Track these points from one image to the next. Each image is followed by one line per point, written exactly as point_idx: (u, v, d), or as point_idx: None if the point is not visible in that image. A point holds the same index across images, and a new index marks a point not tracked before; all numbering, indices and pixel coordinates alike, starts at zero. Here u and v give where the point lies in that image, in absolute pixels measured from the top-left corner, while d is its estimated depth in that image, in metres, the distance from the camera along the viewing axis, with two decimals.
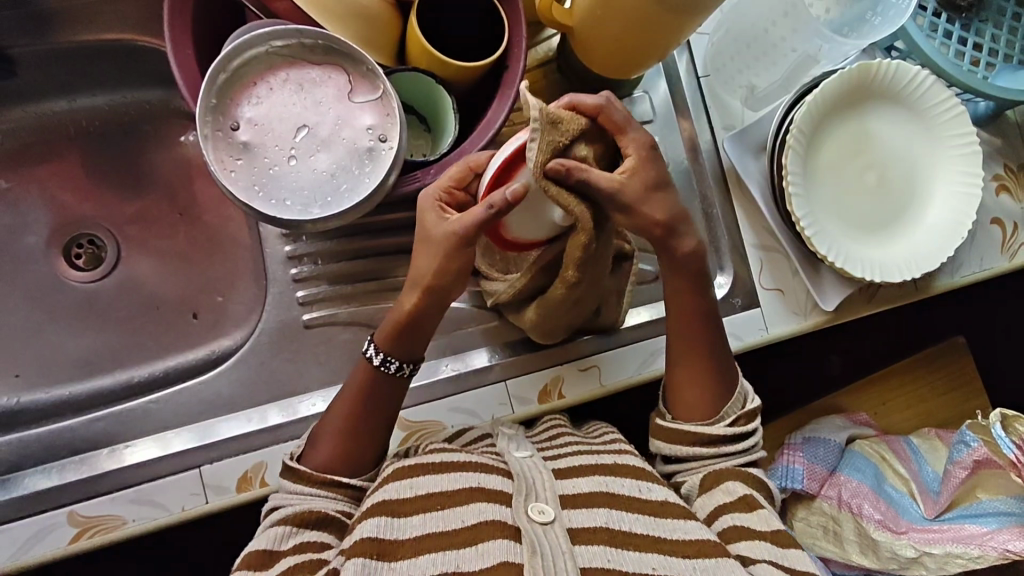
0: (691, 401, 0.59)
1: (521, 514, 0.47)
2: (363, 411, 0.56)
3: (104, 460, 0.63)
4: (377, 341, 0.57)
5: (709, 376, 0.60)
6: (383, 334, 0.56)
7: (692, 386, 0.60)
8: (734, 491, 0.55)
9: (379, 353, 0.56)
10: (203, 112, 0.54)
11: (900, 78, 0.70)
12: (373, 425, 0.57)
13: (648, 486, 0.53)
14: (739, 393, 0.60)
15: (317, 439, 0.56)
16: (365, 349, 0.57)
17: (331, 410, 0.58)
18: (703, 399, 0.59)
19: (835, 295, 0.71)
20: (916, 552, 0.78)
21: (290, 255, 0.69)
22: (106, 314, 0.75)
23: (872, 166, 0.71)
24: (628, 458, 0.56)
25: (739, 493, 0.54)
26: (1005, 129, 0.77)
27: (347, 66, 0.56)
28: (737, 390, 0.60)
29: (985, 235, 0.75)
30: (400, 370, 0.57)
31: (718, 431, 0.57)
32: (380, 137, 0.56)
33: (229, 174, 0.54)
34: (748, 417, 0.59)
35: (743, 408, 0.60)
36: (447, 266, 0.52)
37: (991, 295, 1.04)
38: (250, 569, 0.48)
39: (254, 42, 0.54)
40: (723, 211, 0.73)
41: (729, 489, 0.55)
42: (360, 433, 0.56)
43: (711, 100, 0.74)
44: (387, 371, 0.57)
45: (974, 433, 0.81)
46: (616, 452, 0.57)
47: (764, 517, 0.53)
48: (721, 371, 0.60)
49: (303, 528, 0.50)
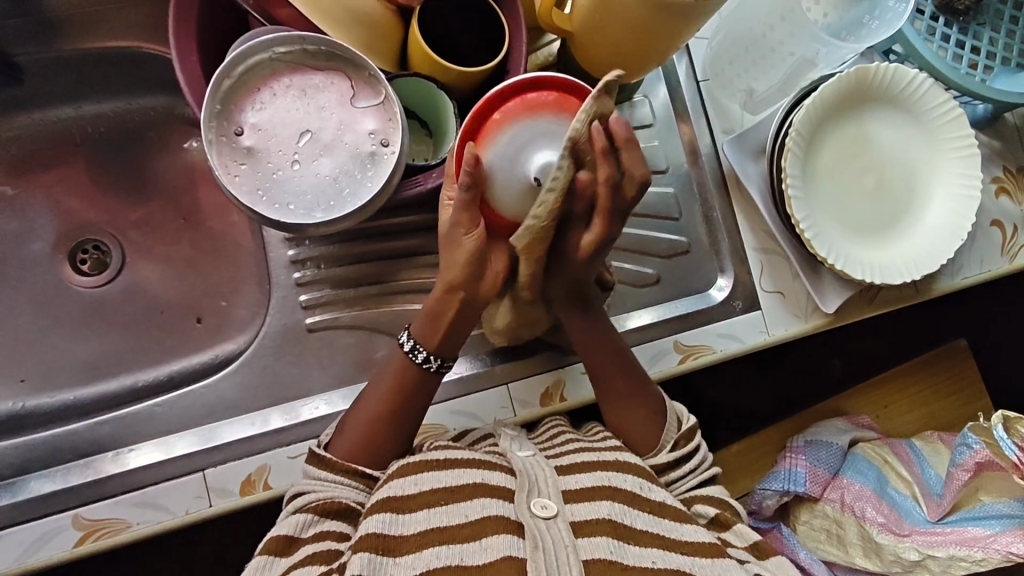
0: (635, 437, 0.60)
1: (523, 509, 0.47)
2: (398, 409, 0.58)
3: (108, 464, 0.63)
4: (413, 333, 0.58)
5: (641, 406, 0.61)
6: (417, 324, 0.58)
7: (635, 412, 0.61)
8: (706, 512, 0.54)
9: (412, 340, 0.58)
10: (208, 118, 0.55)
11: (898, 81, 0.70)
12: (403, 416, 0.58)
13: (649, 484, 0.53)
14: (672, 416, 0.61)
15: (345, 427, 0.57)
16: (401, 340, 0.58)
17: (362, 401, 0.58)
18: (642, 424, 0.60)
19: (836, 298, 0.71)
20: (919, 555, 0.78)
21: (293, 259, 0.69)
22: (111, 318, 0.76)
23: (870, 169, 0.71)
24: (627, 456, 0.56)
25: (710, 513, 0.54)
26: (1005, 131, 0.77)
27: (350, 72, 0.57)
28: (670, 412, 0.61)
29: (986, 237, 0.75)
30: (428, 362, 0.58)
31: (661, 459, 0.57)
32: (382, 142, 0.56)
33: (233, 179, 0.55)
34: (686, 437, 0.59)
35: (678, 431, 0.60)
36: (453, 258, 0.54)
37: (992, 297, 1.04)
38: (272, 553, 0.48)
39: (257, 49, 0.55)
40: (723, 214, 0.74)
41: (700, 512, 0.54)
42: (391, 421, 0.57)
43: (711, 103, 0.74)
44: (415, 360, 0.58)
45: (976, 435, 0.80)
46: (614, 449, 0.57)
47: (738, 532, 0.53)
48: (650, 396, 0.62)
49: (324, 518, 0.50)
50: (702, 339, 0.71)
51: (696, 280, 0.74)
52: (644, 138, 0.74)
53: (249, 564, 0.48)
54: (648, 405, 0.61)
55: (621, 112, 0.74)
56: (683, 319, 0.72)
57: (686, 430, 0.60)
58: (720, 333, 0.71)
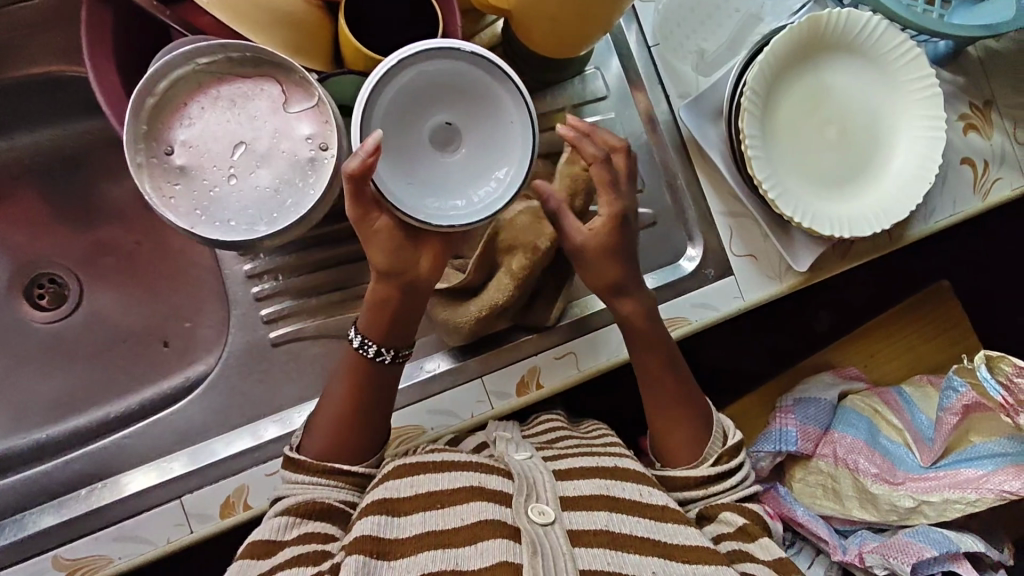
0: (676, 448, 0.61)
1: (522, 515, 0.48)
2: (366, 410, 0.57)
3: (83, 501, 0.62)
4: (359, 328, 0.57)
5: (688, 427, 0.62)
6: (363, 318, 0.57)
7: (677, 435, 0.62)
8: (732, 521, 0.56)
9: (360, 336, 0.57)
10: (134, 139, 0.52)
11: (851, 26, 0.68)
12: (369, 417, 0.58)
13: (649, 489, 0.54)
14: (718, 430, 0.62)
15: (313, 428, 0.57)
16: (350, 337, 0.57)
17: (325, 401, 0.58)
18: (684, 443, 0.61)
19: (807, 256, 0.70)
20: (914, 502, 0.79)
21: (250, 273, 0.68)
22: (75, 352, 0.74)
23: (831, 121, 0.69)
24: (627, 463, 0.57)
25: (738, 522, 0.56)
26: (967, 67, 0.76)
27: (279, 76, 0.54)
28: (716, 426, 0.62)
29: (956, 175, 0.75)
30: (378, 355, 0.57)
31: (702, 472, 0.59)
32: (321, 146, 0.54)
33: (168, 201, 0.52)
34: (730, 453, 0.61)
35: (723, 445, 0.61)
36: (388, 245, 0.53)
37: (971, 237, 1.03)
38: (252, 557, 0.49)
39: (178, 61, 0.52)
40: (687, 182, 0.72)
41: (729, 520, 0.56)
42: (356, 424, 0.57)
43: (665, 69, 0.72)
44: (366, 355, 0.57)
45: (962, 377, 0.80)
46: (616, 456, 0.58)
47: (764, 545, 0.55)
48: (701, 411, 0.63)
49: (307, 519, 0.51)
50: (676, 311, 0.70)
51: (665, 252, 0.72)
52: (598, 111, 0.72)
53: (230, 567, 0.49)
54: (691, 421, 0.62)
55: (573, 87, 0.72)
56: (658, 293, 0.71)
57: (731, 445, 0.61)
58: (694, 303, 0.70)
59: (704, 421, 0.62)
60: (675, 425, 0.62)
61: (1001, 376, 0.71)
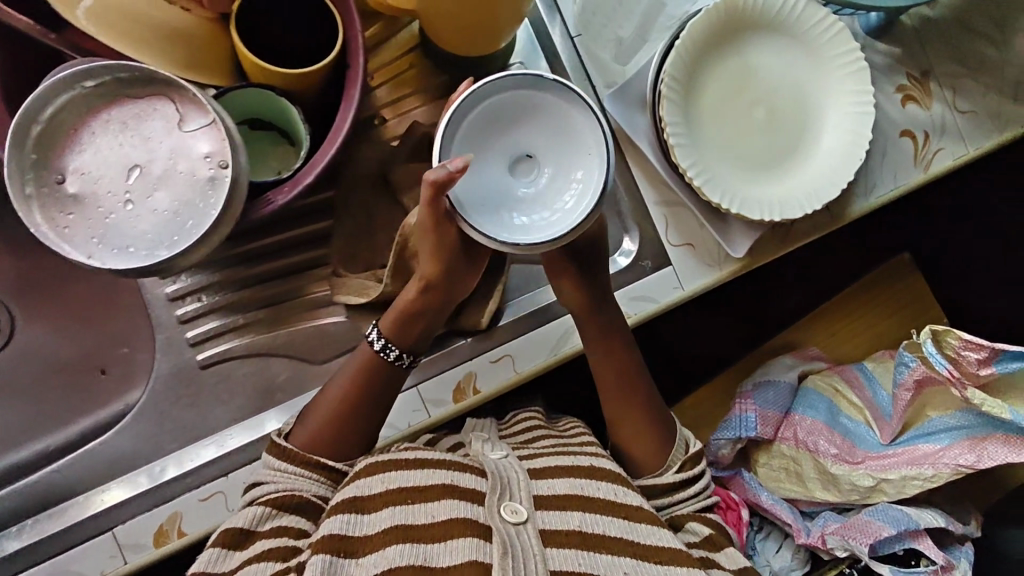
0: (646, 456, 0.62)
1: (495, 513, 0.47)
2: (362, 407, 0.58)
3: (16, 538, 0.62)
4: (382, 329, 0.59)
5: (655, 432, 0.63)
6: (387, 321, 0.58)
7: (643, 443, 0.63)
8: (698, 530, 0.57)
9: (381, 337, 0.58)
10: (21, 168, 0.51)
11: (772, 6, 0.66)
12: (362, 418, 0.58)
13: (624, 490, 0.52)
14: (680, 440, 0.63)
15: (306, 415, 0.58)
16: (369, 334, 0.59)
17: (327, 389, 0.59)
18: (651, 450, 0.62)
19: (743, 242, 0.69)
20: (873, 481, 0.78)
21: (172, 295, 0.66)
22: (9, 386, 0.73)
23: (759, 103, 0.68)
24: (604, 461, 0.55)
25: (704, 532, 0.57)
26: (903, 38, 0.74)
27: (172, 95, 0.53)
28: (680, 437, 0.63)
29: (896, 148, 0.73)
30: (400, 359, 0.59)
31: (669, 480, 0.59)
32: (220, 163, 0.52)
33: (62, 230, 0.51)
34: (692, 462, 0.61)
35: (686, 453, 0.62)
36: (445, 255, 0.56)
37: (928, 208, 1.02)
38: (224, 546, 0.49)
39: (61, 86, 0.50)
40: (619, 174, 0.70)
41: (695, 530, 0.56)
42: (350, 423, 0.57)
43: (588, 60, 0.70)
44: (386, 358, 0.58)
45: (911, 353, 0.78)
46: (590, 455, 0.56)
47: (731, 555, 0.56)
48: (665, 420, 0.64)
49: (282, 513, 0.50)
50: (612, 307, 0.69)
51: None
52: None
53: (201, 556, 0.48)
54: (659, 432, 0.63)
55: None
56: None
57: (693, 453, 0.62)
58: (630, 296, 0.69)
59: (668, 431, 0.63)
60: (642, 430, 0.63)
61: (948, 349, 0.71)
